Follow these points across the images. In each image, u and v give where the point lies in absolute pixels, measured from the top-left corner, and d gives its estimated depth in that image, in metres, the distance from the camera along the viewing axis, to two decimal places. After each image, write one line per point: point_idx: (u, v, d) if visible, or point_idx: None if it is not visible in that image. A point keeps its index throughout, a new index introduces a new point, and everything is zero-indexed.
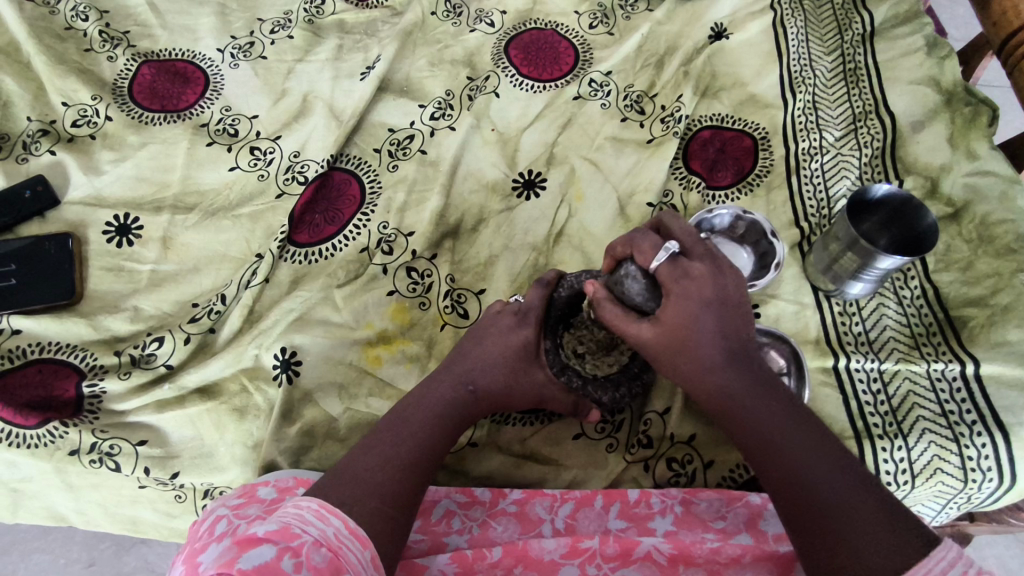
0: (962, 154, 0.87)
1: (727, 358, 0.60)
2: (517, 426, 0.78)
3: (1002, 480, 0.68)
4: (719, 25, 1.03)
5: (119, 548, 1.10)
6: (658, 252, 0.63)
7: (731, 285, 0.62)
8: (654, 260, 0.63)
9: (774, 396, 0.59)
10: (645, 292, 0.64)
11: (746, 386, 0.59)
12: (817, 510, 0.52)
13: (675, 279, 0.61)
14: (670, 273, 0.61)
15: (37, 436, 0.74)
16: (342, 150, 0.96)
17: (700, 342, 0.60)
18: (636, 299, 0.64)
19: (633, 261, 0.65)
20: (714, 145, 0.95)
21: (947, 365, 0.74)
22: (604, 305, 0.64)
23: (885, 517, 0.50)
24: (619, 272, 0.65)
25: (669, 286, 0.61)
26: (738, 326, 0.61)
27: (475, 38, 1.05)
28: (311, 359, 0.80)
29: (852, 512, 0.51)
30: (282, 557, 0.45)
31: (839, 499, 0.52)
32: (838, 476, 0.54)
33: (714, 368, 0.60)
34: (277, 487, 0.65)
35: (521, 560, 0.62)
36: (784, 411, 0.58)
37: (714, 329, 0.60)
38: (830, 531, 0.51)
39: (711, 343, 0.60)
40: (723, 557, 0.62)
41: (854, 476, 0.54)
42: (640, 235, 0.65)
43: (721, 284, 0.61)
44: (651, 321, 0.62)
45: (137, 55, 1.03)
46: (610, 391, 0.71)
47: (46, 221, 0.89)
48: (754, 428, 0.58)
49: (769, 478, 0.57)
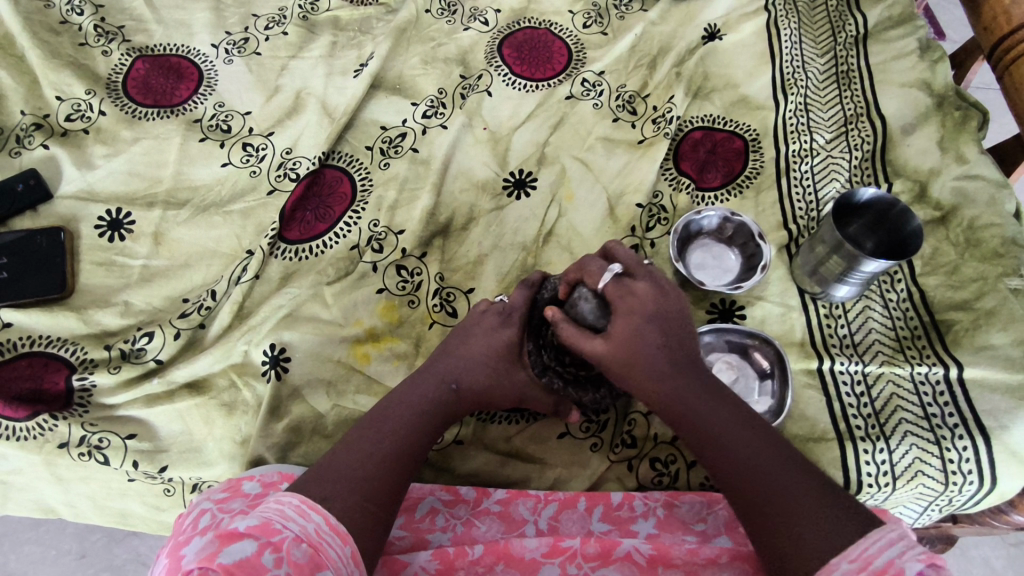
0: (952, 158, 0.87)
1: (674, 365, 0.61)
2: (502, 425, 0.79)
3: (983, 482, 0.69)
4: (713, 25, 1.03)
5: (112, 540, 1.11)
6: (604, 274, 0.64)
7: (673, 300, 0.63)
8: (600, 280, 0.64)
9: (720, 400, 0.60)
10: (595, 311, 0.64)
11: (694, 393, 0.60)
12: (768, 509, 0.53)
13: (620, 295, 0.63)
14: (616, 291, 0.63)
15: (27, 429, 0.75)
16: (334, 148, 0.96)
17: (649, 353, 0.60)
18: (587, 318, 0.64)
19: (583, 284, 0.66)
20: (705, 146, 0.95)
21: (930, 368, 0.75)
22: (559, 325, 0.64)
23: (830, 506, 0.52)
24: (573, 295, 0.66)
25: (617, 303, 0.63)
26: (681, 335, 0.62)
27: (468, 37, 1.05)
28: (299, 355, 0.80)
29: (799, 505, 0.52)
30: (262, 553, 0.46)
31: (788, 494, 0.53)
32: (789, 476, 0.54)
33: (663, 376, 0.60)
34: (261, 482, 0.66)
35: (502, 557, 0.63)
36: (730, 415, 0.59)
37: (660, 340, 0.61)
38: (783, 526, 0.52)
39: (660, 353, 0.60)
40: (700, 558, 0.62)
41: (797, 470, 0.55)
42: (587, 258, 0.67)
43: (663, 299, 0.63)
44: (604, 338, 0.62)
45: (131, 50, 1.03)
46: (591, 392, 0.73)
47: (39, 215, 0.90)
48: (702, 435, 0.59)
49: (723, 484, 0.57)
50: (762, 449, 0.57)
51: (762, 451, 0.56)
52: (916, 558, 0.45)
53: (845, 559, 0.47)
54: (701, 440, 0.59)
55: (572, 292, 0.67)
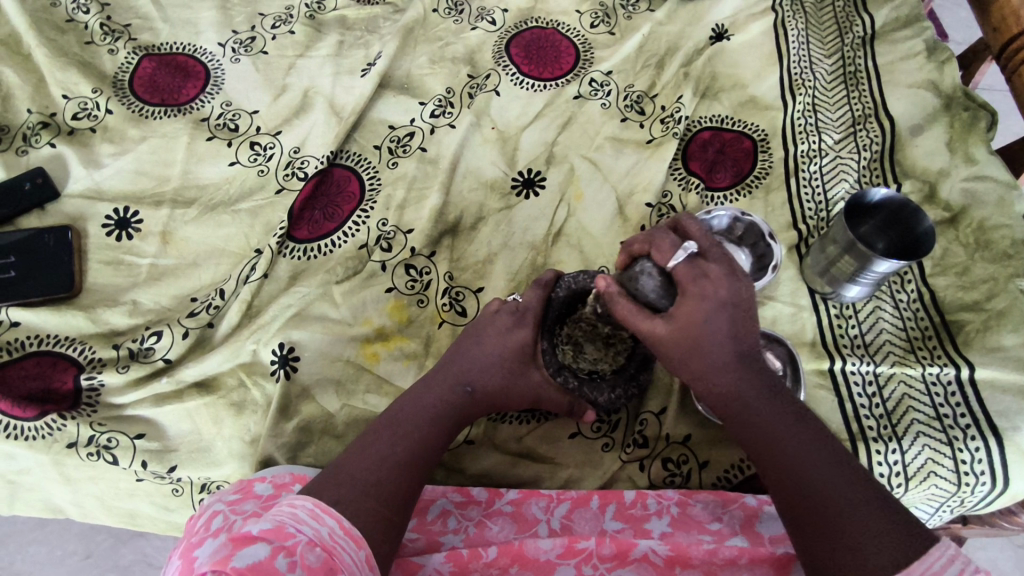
0: (961, 158, 0.87)
1: (738, 360, 0.60)
2: (513, 425, 0.78)
3: (995, 483, 0.68)
4: (720, 26, 1.03)
5: (116, 541, 1.10)
6: (677, 252, 0.61)
7: (749, 291, 0.60)
8: (671, 259, 0.61)
9: (779, 398, 0.60)
10: (659, 288, 0.63)
11: (755, 389, 0.60)
12: (823, 509, 0.53)
13: (693, 278, 0.60)
14: (688, 273, 0.60)
15: (35, 428, 0.74)
16: (342, 147, 0.96)
17: (712, 345, 0.59)
18: (649, 294, 0.63)
19: (650, 259, 0.64)
20: (713, 146, 0.95)
21: (942, 369, 0.75)
22: (614, 299, 0.63)
23: (887, 513, 0.52)
24: (635, 268, 0.64)
25: (688, 286, 0.60)
26: (749, 330, 0.61)
27: (476, 36, 1.05)
28: (309, 355, 0.80)
29: (855, 510, 0.52)
30: (276, 556, 0.45)
31: (844, 498, 0.53)
32: (840, 479, 0.55)
33: (726, 368, 0.60)
34: (274, 483, 0.65)
35: (517, 559, 0.63)
36: (790, 413, 0.59)
37: (728, 334, 0.59)
38: (837, 528, 0.52)
39: (725, 347, 0.60)
40: (719, 559, 0.63)
41: (856, 476, 0.55)
42: (659, 233, 0.64)
43: (739, 287, 0.59)
44: (666, 320, 0.61)
45: (138, 48, 1.02)
46: (605, 391, 0.71)
47: (46, 213, 0.89)
48: (759, 429, 0.59)
49: (776, 479, 0.57)
50: (821, 450, 0.57)
51: (822, 454, 0.57)
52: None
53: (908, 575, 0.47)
54: (759, 433, 0.59)
55: (635, 264, 0.65)
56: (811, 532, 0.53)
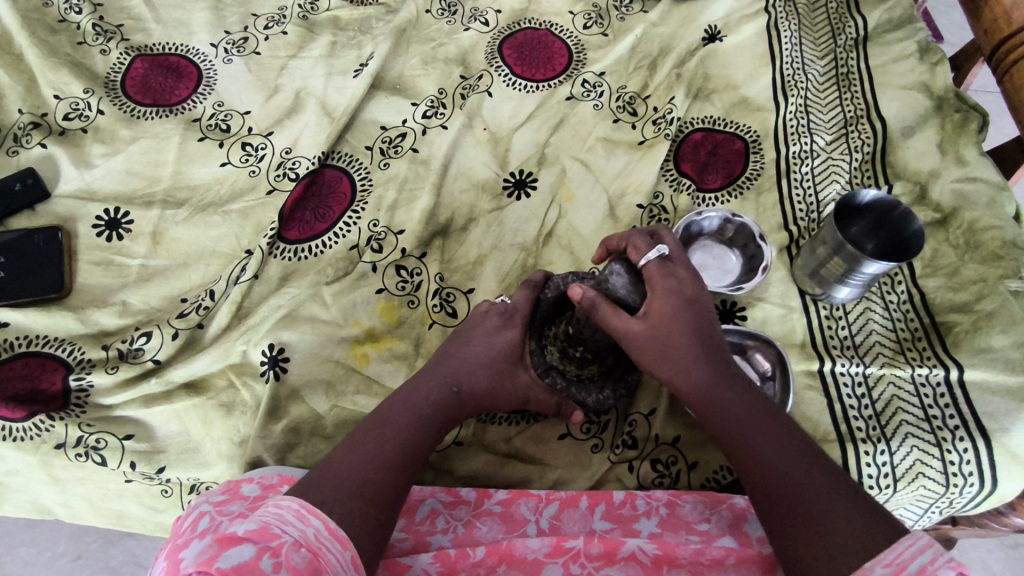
0: (951, 159, 0.87)
1: (707, 357, 0.62)
2: (502, 426, 0.78)
3: (983, 484, 0.68)
4: (713, 27, 1.03)
5: (106, 542, 1.10)
6: (648, 252, 0.65)
7: (705, 294, 0.65)
8: (643, 258, 0.66)
9: (752, 395, 0.61)
10: (631, 290, 0.65)
11: (728, 385, 0.61)
12: (796, 502, 0.53)
13: (662, 276, 0.64)
14: (659, 271, 0.64)
15: (23, 429, 0.74)
16: (333, 148, 0.96)
17: (681, 341, 0.62)
18: (626, 297, 0.64)
19: (622, 262, 0.67)
20: (705, 148, 0.95)
21: (931, 370, 0.75)
22: (595, 303, 0.63)
23: (858, 505, 0.52)
24: (606, 269, 0.66)
25: (656, 281, 0.64)
26: (711, 329, 0.64)
27: (469, 37, 1.05)
28: (299, 356, 0.80)
29: (827, 503, 0.53)
30: (261, 557, 0.45)
31: (816, 491, 0.54)
32: (811, 472, 0.55)
33: (697, 365, 0.62)
34: (260, 484, 0.65)
35: (504, 559, 0.63)
36: (763, 411, 0.60)
37: (694, 330, 0.62)
38: (811, 520, 0.52)
39: (692, 342, 0.62)
40: (707, 559, 0.62)
41: (828, 470, 0.55)
42: (632, 238, 0.68)
43: (699, 290, 0.65)
44: (640, 318, 0.63)
45: (130, 49, 1.02)
46: (594, 393, 0.72)
47: (36, 214, 0.89)
48: (732, 426, 0.59)
49: (750, 475, 0.57)
50: (794, 446, 0.57)
51: (794, 448, 0.57)
52: (949, 567, 0.45)
53: (878, 563, 0.47)
54: (733, 430, 0.59)
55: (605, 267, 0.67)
56: (786, 526, 0.53)
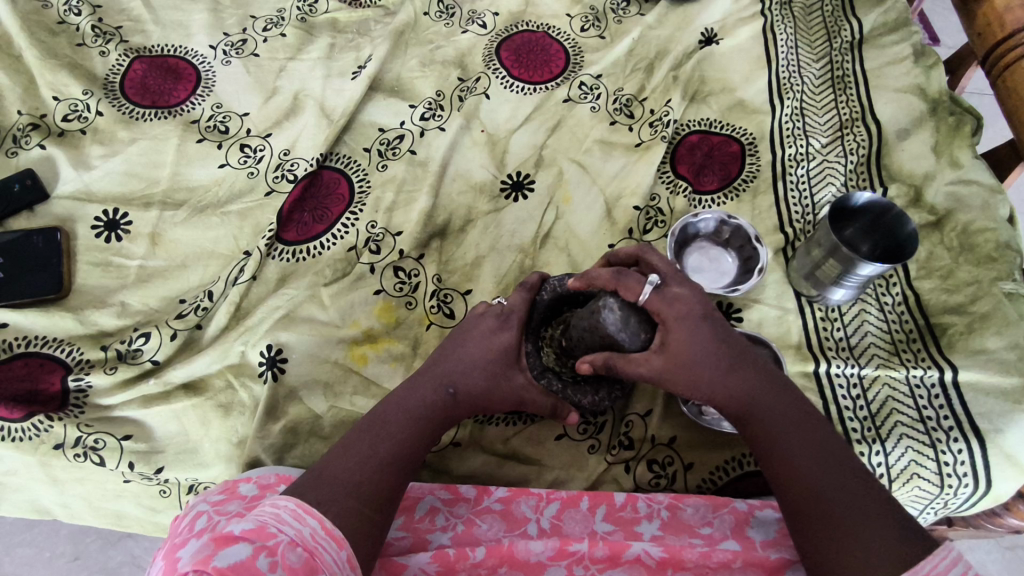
0: (946, 162, 0.88)
1: (735, 368, 0.62)
2: (500, 426, 0.79)
3: (977, 485, 0.69)
4: (709, 30, 1.04)
5: (105, 542, 1.11)
6: (644, 287, 0.63)
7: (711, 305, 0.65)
8: (641, 294, 0.63)
9: (784, 402, 0.61)
10: (631, 332, 0.63)
11: (755, 395, 0.61)
12: (827, 510, 0.55)
13: (667, 305, 0.63)
14: (661, 303, 0.63)
15: (22, 430, 0.74)
16: (332, 149, 0.96)
17: (709, 358, 0.62)
18: (623, 340, 0.62)
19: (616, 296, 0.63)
20: (701, 150, 0.95)
21: (925, 371, 0.75)
22: (606, 361, 0.63)
23: (889, 515, 0.53)
24: (598, 303, 0.63)
25: (664, 313, 0.63)
26: (735, 340, 0.64)
27: (466, 39, 1.06)
28: (297, 356, 0.80)
29: (860, 513, 0.53)
30: (258, 556, 0.46)
31: (847, 499, 0.55)
32: (844, 482, 0.56)
33: (728, 377, 0.62)
34: (258, 484, 0.66)
35: (505, 560, 0.64)
36: (794, 417, 0.61)
37: (719, 344, 0.62)
38: (842, 527, 0.53)
39: (718, 356, 0.62)
40: (713, 562, 0.63)
41: (857, 478, 0.56)
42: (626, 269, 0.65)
43: (708, 305, 0.64)
44: (658, 351, 0.62)
45: (129, 51, 1.03)
46: (589, 394, 0.72)
47: (35, 215, 0.89)
48: (763, 433, 0.60)
49: (780, 483, 0.58)
50: (825, 453, 0.58)
51: (825, 456, 0.58)
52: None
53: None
54: (765, 438, 0.60)
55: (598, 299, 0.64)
56: (814, 533, 0.54)
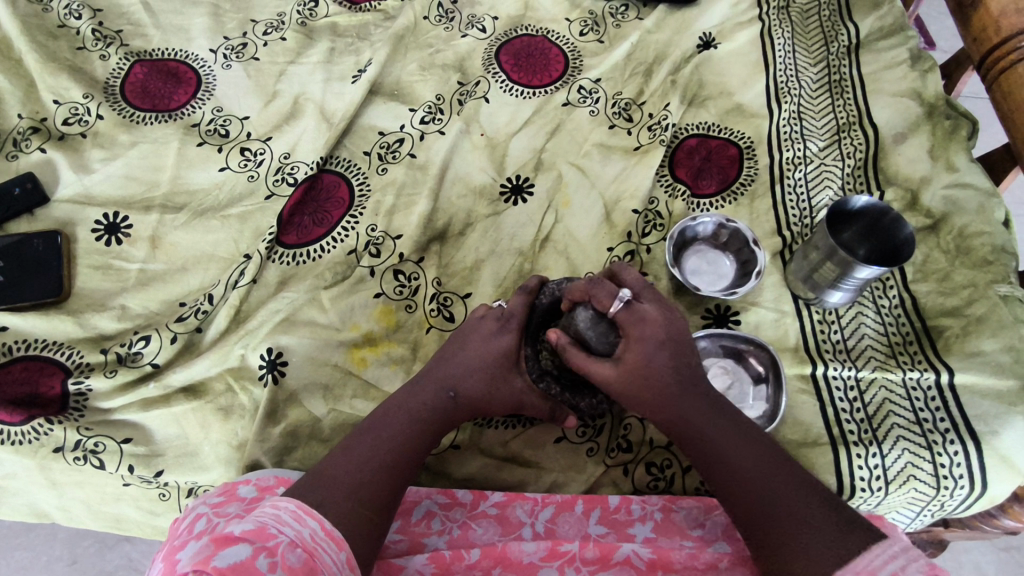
0: (942, 166, 0.88)
1: (684, 391, 0.63)
2: (499, 429, 0.79)
3: (973, 487, 0.69)
4: (707, 35, 1.05)
5: (103, 546, 1.11)
6: (613, 302, 0.64)
7: (682, 326, 0.64)
8: (610, 307, 0.64)
9: (730, 422, 0.62)
10: (599, 332, 0.65)
11: (702, 415, 0.62)
12: (771, 520, 0.55)
13: (632, 323, 0.63)
14: (627, 318, 0.63)
15: (22, 432, 0.74)
16: (332, 153, 0.96)
17: (660, 380, 0.62)
18: (589, 338, 0.65)
19: (588, 305, 0.66)
20: (700, 154, 0.96)
21: (922, 374, 0.76)
22: (567, 350, 0.66)
23: (836, 521, 0.54)
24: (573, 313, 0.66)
25: (629, 330, 0.63)
26: (692, 361, 0.64)
27: (466, 43, 1.06)
28: (297, 360, 0.80)
29: (804, 520, 0.54)
30: (258, 557, 0.46)
31: (791, 505, 0.55)
32: (791, 492, 0.56)
33: (678, 399, 0.62)
34: (258, 486, 0.66)
35: (499, 561, 0.63)
36: (738, 433, 0.61)
37: (672, 367, 0.63)
38: (785, 535, 0.54)
39: (669, 379, 0.62)
40: (700, 563, 0.63)
41: (804, 484, 0.57)
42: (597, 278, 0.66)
43: (673, 322, 0.64)
44: (614, 363, 0.64)
45: (129, 55, 1.03)
46: (588, 397, 0.72)
47: (35, 218, 0.90)
48: (706, 451, 0.61)
49: (727, 498, 0.59)
50: (772, 467, 0.59)
51: (771, 469, 0.58)
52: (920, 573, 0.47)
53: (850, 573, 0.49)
54: (712, 460, 0.61)
55: (572, 308, 0.67)
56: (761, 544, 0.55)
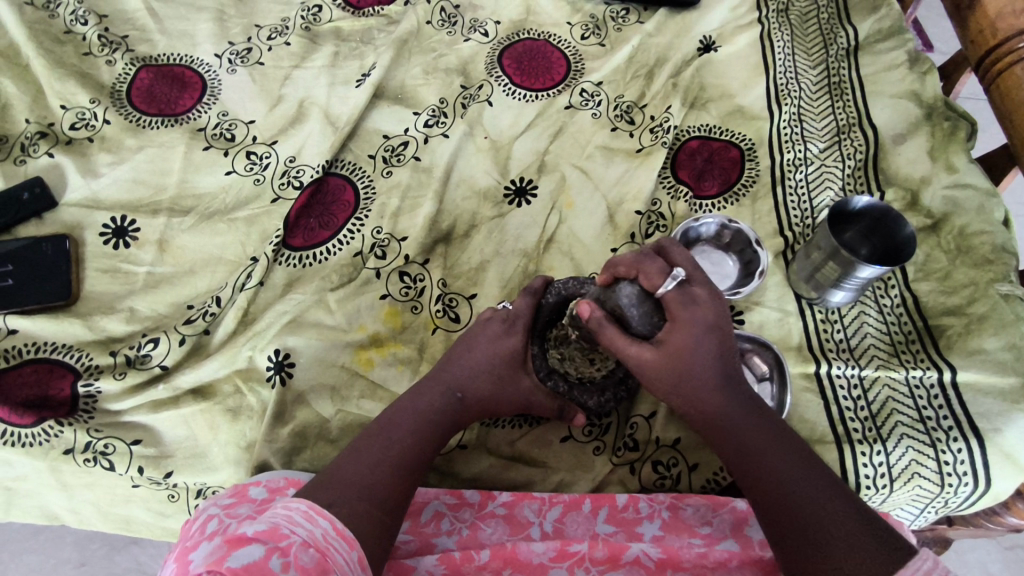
0: (942, 166, 0.89)
1: (720, 382, 0.64)
2: (506, 429, 0.79)
3: (977, 484, 0.70)
4: (708, 37, 1.06)
5: (110, 549, 1.11)
6: (665, 281, 0.63)
7: (726, 316, 0.65)
8: (660, 286, 0.63)
9: (762, 417, 0.63)
10: (643, 313, 0.64)
11: (737, 408, 0.63)
12: (801, 517, 0.56)
13: (682, 304, 0.63)
14: (677, 299, 0.63)
15: (32, 435, 0.75)
16: (337, 156, 0.97)
17: (697, 368, 0.63)
18: (631, 317, 0.64)
19: (634, 283, 0.64)
20: (702, 155, 0.97)
21: (925, 372, 0.76)
22: (603, 325, 0.64)
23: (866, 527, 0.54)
24: (615, 290, 0.65)
25: (677, 312, 0.63)
26: (730, 354, 0.65)
27: (469, 47, 1.07)
28: (304, 361, 0.81)
29: (835, 517, 0.55)
30: (271, 557, 0.46)
31: (822, 506, 0.56)
32: (821, 494, 0.57)
33: (712, 390, 0.64)
34: (268, 487, 0.67)
35: (509, 562, 0.64)
36: (773, 432, 0.62)
37: (712, 354, 0.63)
38: (813, 534, 0.55)
39: (707, 369, 0.63)
40: (709, 561, 0.64)
41: (831, 481, 0.59)
42: (647, 258, 0.65)
43: (720, 313, 0.64)
44: (653, 345, 0.63)
45: (136, 60, 1.04)
46: (596, 396, 0.74)
47: (44, 223, 0.90)
48: (740, 444, 0.62)
49: (755, 490, 0.60)
50: (804, 463, 0.60)
51: (804, 469, 0.59)
52: None
53: None
54: (743, 451, 0.62)
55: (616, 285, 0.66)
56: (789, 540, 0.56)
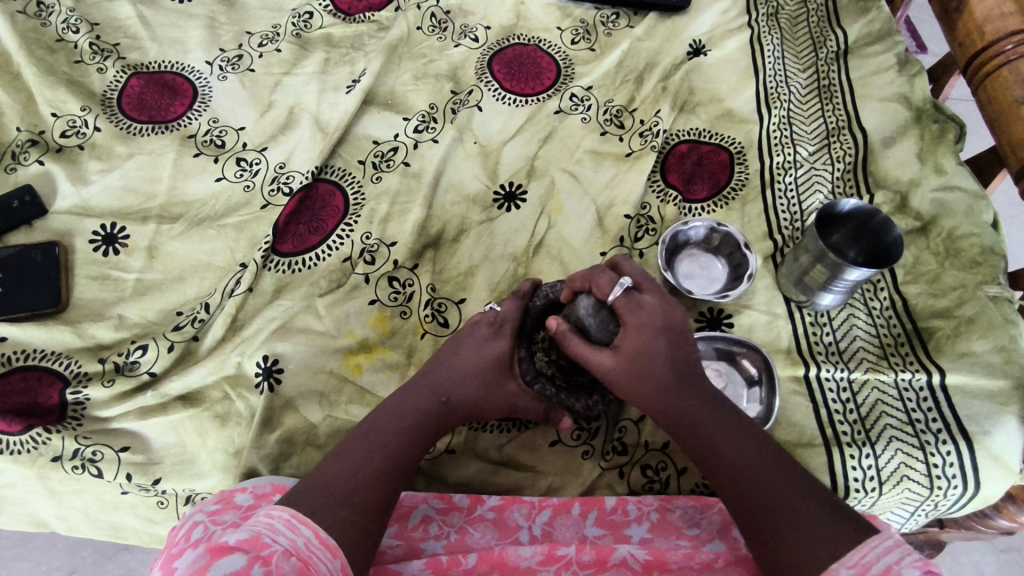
0: (931, 169, 0.89)
1: (680, 382, 0.63)
2: (494, 433, 0.80)
3: (966, 485, 0.70)
4: (697, 41, 1.06)
5: (101, 556, 1.11)
6: (613, 289, 0.65)
7: (682, 319, 0.65)
8: (609, 294, 0.66)
9: (724, 414, 0.63)
10: (600, 322, 0.67)
11: (699, 408, 0.63)
12: (767, 511, 0.56)
13: (630, 310, 0.64)
14: (626, 305, 0.65)
15: (20, 443, 0.75)
16: (327, 162, 0.98)
17: (657, 369, 0.63)
18: (590, 326, 0.67)
19: (589, 294, 0.67)
20: (691, 159, 0.97)
21: (914, 374, 0.76)
22: (567, 337, 0.67)
23: (831, 516, 0.53)
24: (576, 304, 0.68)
25: (627, 318, 0.64)
26: (691, 355, 0.65)
27: (459, 53, 1.08)
28: (293, 367, 0.81)
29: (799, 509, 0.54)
30: (252, 565, 0.46)
31: (786, 497, 0.56)
32: (784, 486, 0.57)
33: (674, 391, 0.63)
34: (254, 494, 0.66)
35: (496, 566, 0.64)
36: (737, 428, 0.62)
37: (669, 357, 0.63)
38: (781, 526, 0.54)
39: (666, 370, 0.63)
40: (696, 563, 0.64)
41: (797, 474, 0.58)
42: (597, 270, 0.68)
43: (674, 315, 0.65)
44: (612, 351, 0.65)
45: (126, 67, 1.04)
46: (582, 400, 0.74)
47: (33, 230, 0.91)
48: (704, 443, 0.62)
49: (723, 487, 0.59)
50: (768, 458, 0.59)
51: (768, 463, 0.59)
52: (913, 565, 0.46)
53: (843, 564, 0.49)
54: (706, 449, 0.61)
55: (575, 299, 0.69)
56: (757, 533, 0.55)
